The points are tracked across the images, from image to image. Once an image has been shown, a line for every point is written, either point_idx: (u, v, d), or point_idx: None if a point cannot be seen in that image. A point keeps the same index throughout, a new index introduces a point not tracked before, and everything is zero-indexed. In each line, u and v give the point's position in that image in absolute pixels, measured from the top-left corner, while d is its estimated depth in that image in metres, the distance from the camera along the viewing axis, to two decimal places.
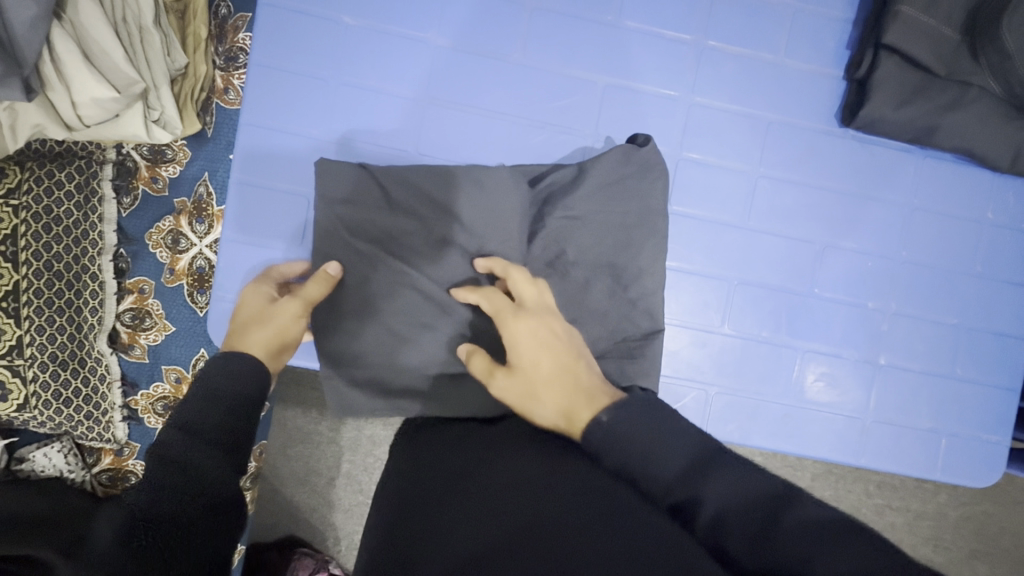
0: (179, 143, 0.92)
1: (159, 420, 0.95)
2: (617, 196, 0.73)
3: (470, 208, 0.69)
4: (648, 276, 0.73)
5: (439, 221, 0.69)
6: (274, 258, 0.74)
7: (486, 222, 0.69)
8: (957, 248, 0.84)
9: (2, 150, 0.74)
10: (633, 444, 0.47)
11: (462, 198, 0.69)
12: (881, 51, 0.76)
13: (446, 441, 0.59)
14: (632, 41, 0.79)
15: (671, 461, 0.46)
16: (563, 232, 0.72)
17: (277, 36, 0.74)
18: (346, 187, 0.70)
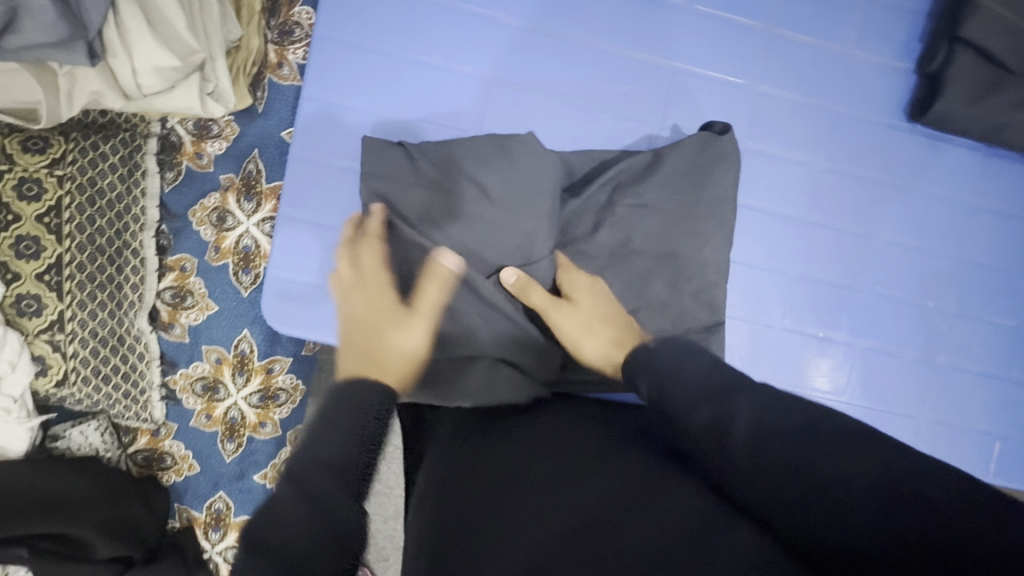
0: (226, 119, 0.90)
1: (197, 400, 0.93)
2: (683, 186, 0.72)
3: (504, 187, 0.67)
4: (713, 268, 0.72)
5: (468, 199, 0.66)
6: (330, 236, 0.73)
7: (521, 204, 0.66)
8: (1016, 250, 0.83)
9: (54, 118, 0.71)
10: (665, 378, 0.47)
11: (493, 176, 0.67)
12: (956, 45, 0.75)
13: (490, 432, 0.56)
14: (702, 26, 0.77)
15: (704, 383, 0.45)
16: (632, 220, 0.71)
17: (343, 7, 0.72)
18: (385, 165, 0.67)
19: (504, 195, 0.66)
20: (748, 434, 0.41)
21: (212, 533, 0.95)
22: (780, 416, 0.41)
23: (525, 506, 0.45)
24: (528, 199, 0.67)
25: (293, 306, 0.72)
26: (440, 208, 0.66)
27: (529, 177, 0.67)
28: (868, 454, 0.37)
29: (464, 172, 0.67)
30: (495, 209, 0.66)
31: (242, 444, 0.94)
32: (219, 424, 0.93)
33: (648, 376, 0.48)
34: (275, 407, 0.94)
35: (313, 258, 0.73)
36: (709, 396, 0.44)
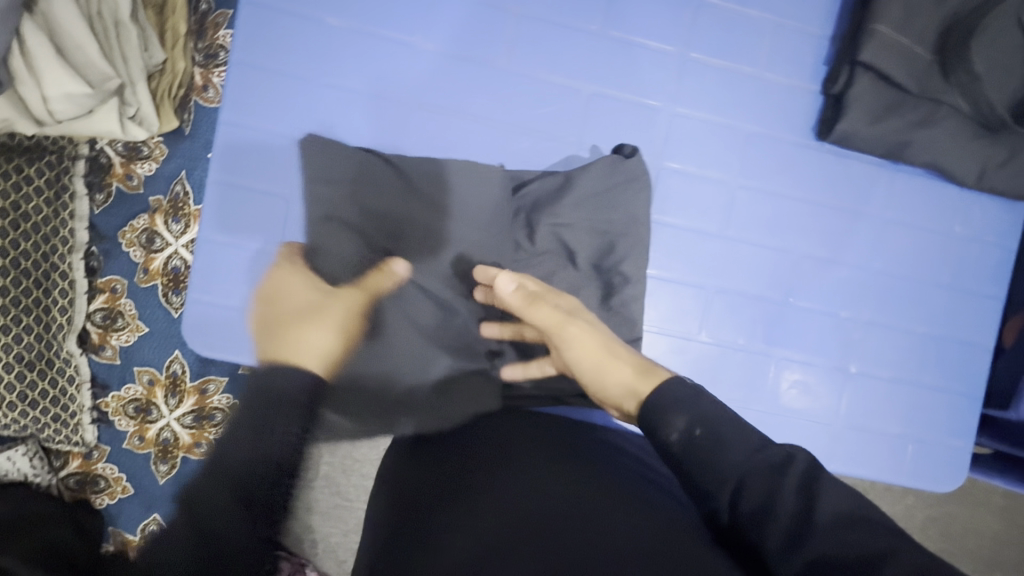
0: (156, 140, 0.90)
1: (130, 422, 0.92)
2: (599, 202, 0.75)
3: (466, 201, 0.73)
4: (629, 284, 0.74)
5: (436, 211, 0.72)
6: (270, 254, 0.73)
7: (479, 215, 0.73)
8: (927, 261, 0.86)
9: None
10: (708, 422, 0.51)
11: (457, 191, 0.73)
12: (857, 68, 0.78)
13: (457, 441, 0.61)
14: (617, 50, 0.79)
15: (743, 446, 0.49)
16: (553, 240, 0.75)
17: (258, 34, 0.73)
18: (328, 180, 0.71)
19: (467, 210, 0.73)
20: (756, 487, 0.47)
21: None
22: (772, 484, 0.47)
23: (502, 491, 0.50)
24: (488, 210, 0.73)
25: (216, 326, 0.73)
26: (408, 214, 0.72)
27: (483, 189, 0.73)
28: (841, 542, 0.42)
29: (433, 185, 0.73)
30: (459, 218, 0.72)
31: (175, 466, 0.93)
32: (151, 446, 0.92)
33: (688, 415, 0.51)
34: (210, 428, 0.93)
35: (232, 279, 0.73)
36: (739, 457, 0.48)
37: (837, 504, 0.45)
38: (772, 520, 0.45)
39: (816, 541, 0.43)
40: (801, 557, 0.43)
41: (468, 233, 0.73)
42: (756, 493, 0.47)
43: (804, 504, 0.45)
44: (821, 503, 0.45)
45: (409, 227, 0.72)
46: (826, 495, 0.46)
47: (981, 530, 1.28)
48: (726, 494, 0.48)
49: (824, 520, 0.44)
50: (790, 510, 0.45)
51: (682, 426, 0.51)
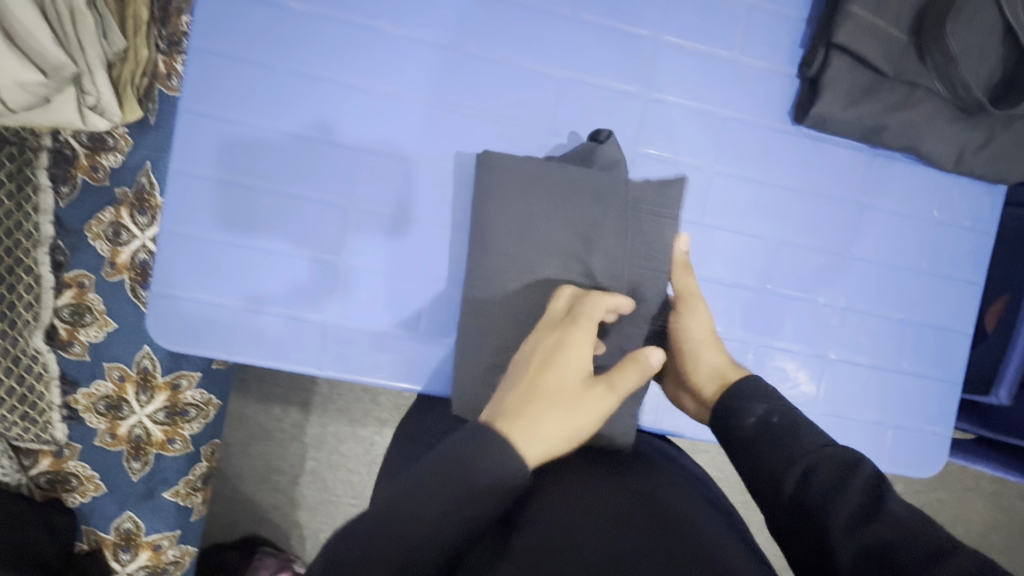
0: (121, 131, 0.88)
1: (100, 420, 0.90)
2: (609, 198, 0.72)
3: (579, 187, 0.73)
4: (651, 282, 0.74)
5: (564, 194, 0.73)
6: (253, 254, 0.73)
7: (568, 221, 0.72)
8: (905, 246, 0.85)
9: None
10: (781, 412, 0.57)
11: (570, 178, 0.73)
12: (832, 50, 0.76)
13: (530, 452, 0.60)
14: (590, 34, 0.78)
15: (814, 440, 0.54)
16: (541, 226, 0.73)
17: (219, 20, 0.71)
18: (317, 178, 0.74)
19: (541, 194, 0.72)
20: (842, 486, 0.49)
21: (122, 554, 0.94)
22: (839, 478, 0.49)
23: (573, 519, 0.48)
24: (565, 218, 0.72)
25: (180, 319, 0.72)
26: (498, 231, 0.71)
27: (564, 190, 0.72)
28: (922, 524, 0.44)
29: (545, 172, 0.73)
30: (542, 227, 0.72)
31: (149, 463, 0.92)
32: (123, 443, 0.91)
33: (765, 402, 0.58)
34: (183, 423, 0.93)
35: (197, 272, 0.73)
36: (808, 448, 0.52)
37: (903, 501, 0.47)
38: (837, 510, 0.47)
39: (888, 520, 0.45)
40: (887, 538, 0.44)
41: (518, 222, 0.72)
42: (837, 486, 0.49)
43: (883, 498, 0.47)
44: (888, 496, 0.47)
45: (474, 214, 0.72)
46: (891, 492, 0.48)
47: (971, 515, 1.28)
48: (791, 479, 0.51)
49: (895, 509, 0.46)
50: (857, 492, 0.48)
51: (760, 412, 0.58)
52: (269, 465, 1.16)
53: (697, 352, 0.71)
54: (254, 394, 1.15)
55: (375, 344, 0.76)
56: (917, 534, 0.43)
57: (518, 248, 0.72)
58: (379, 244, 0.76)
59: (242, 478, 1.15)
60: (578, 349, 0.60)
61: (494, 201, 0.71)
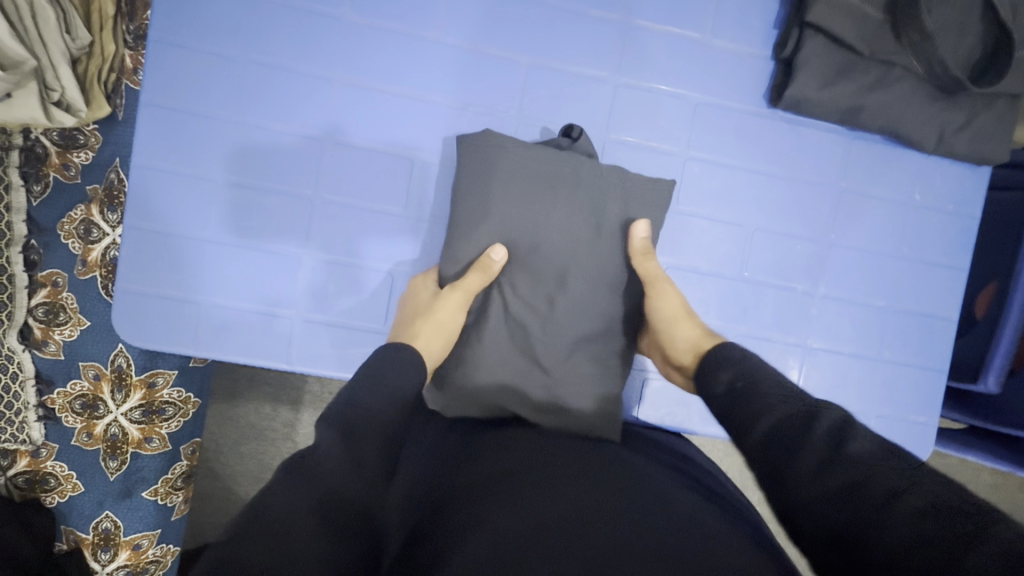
0: (91, 128, 0.88)
1: (77, 419, 0.90)
2: (594, 185, 0.72)
3: (554, 170, 0.71)
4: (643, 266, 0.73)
5: (540, 182, 0.71)
6: (239, 251, 0.73)
7: (555, 208, 0.71)
8: (887, 231, 0.83)
9: None
10: (747, 373, 0.55)
11: (551, 161, 0.71)
12: (805, 30, 0.75)
13: (500, 442, 0.59)
14: (558, 18, 0.77)
15: (780, 391, 0.51)
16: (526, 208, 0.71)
17: (179, 10, 0.71)
18: (295, 173, 0.74)
19: (516, 182, 0.71)
20: (812, 432, 0.45)
21: (101, 553, 0.93)
22: (802, 424, 0.47)
23: (538, 485, 0.49)
24: (553, 206, 0.71)
25: (170, 324, 0.72)
26: (489, 217, 0.71)
27: (552, 177, 0.71)
28: (879, 463, 0.42)
29: (526, 158, 0.71)
30: (532, 216, 0.71)
31: (126, 462, 0.91)
32: (100, 442, 0.90)
33: (735, 368, 0.56)
34: (161, 422, 0.92)
35: (161, 267, 0.72)
36: (775, 401, 0.50)
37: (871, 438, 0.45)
38: (801, 460, 0.44)
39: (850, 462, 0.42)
40: (842, 479, 0.41)
41: (500, 209, 0.71)
42: (798, 432, 0.46)
43: (840, 436, 0.45)
44: (855, 436, 0.45)
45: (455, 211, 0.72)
46: (862, 431, 0.45)
47: None
48: (758, 431, 0.48)
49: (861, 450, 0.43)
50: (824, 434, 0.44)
51: (728, 378, 0.56)
52: (258, 463, 1.15)
53: (671, 327, 0.68)
54: (237, 393, 1.14)
55: (350, 340, 0.75)
56: (877, 471, 0.41)
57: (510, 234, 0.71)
58: (361, 239, 0.75)
59: (227, 477, 1.15)
60: (669, 301, 0.69)
61: (484, 188, 0.70)
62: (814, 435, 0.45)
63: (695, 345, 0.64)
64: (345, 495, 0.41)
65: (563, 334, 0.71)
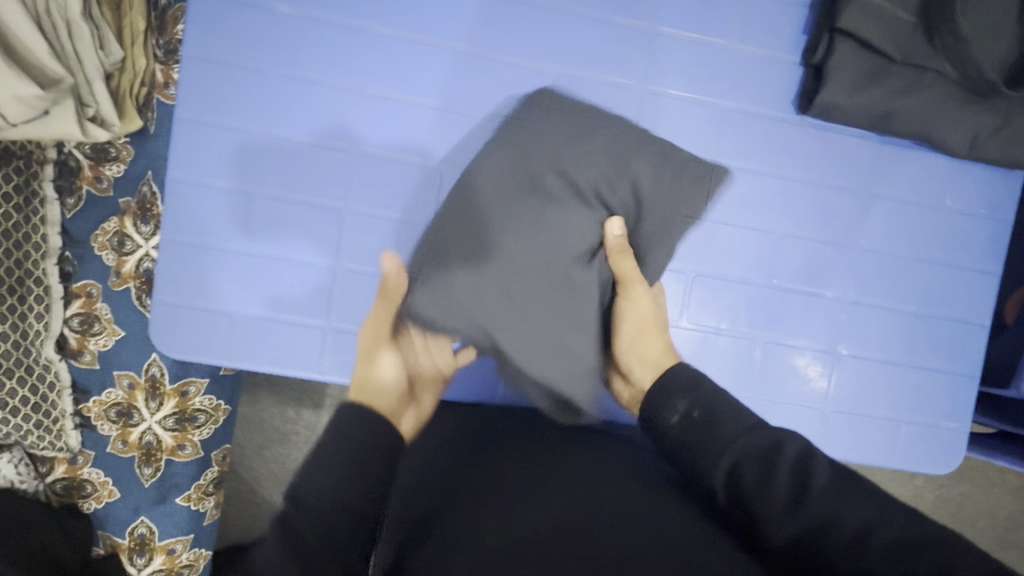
0: (122, 140, 0.89)
1: (112, 427, 0.92)
2: (624, 150, 0.76)
3: (581, 130, 0.76)
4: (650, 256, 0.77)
5: (568, 142, 0.76)
6: (270, 262, 0.74)
7: (576, 159, 0.75)
8: (916, 236, 0.82)
9: None
10: (705, 402, 0.59)
11: (582, 120, 0.76)
12: (836, 36, 0.74)
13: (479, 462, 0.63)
14: (584, 27, 0.76)
15: (738, 420, 0.57)
16: (551, 167, 0.75)
17: (210, 26, 0.72)
18: (324, 183, 0.74)
19: (542, 146, 0.75)
20: (778, 473, 0.52)
21: (137, 558, 0.95)
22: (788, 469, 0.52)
23: (534, 496, 0.54)
24: (580, 159, 0.75)
25: (204, 336, 0.73)
26: (510, 151, 0.75)
27: (581, 136, 0.76)
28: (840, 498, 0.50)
29: (555, 119, 0.76)
30: (551, 165, 0.75)
31: (160, 468, 0.93)
32: (134, 449, 0.92)
33: (689, 396, 0.60)
34: (194, 429, 0.94)
35: (195, 281, 0.73)
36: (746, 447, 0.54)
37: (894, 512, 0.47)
38: (772, 492, 0.51)
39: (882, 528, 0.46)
40: (804, 521, 0.49)
41: (524, 164, 0.75)
42: (759, 475, 0.52)
43: (801, 477, 0.52)
44: (815, 473, 0.52)
45: (480, 167, 0.75)
46: (816, 465, 0.53)
47: (995, 509, 1.25)
48: (721, 465, 0.54)
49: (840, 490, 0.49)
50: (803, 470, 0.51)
51: (682, 408, 0.60)
52: (282, 466, 1.17)
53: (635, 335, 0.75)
54: (263, 399, 1.15)
55: None
56: (835, 516, 0.48)
57: (529, 169, 0.75)
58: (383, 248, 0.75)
59: (253, 481, 1.17)
60: (642, 309, 0.75)
61: (516, 149, 0.75)
62: (776, 476, 0.52)
63: (656, 363, 0.73)
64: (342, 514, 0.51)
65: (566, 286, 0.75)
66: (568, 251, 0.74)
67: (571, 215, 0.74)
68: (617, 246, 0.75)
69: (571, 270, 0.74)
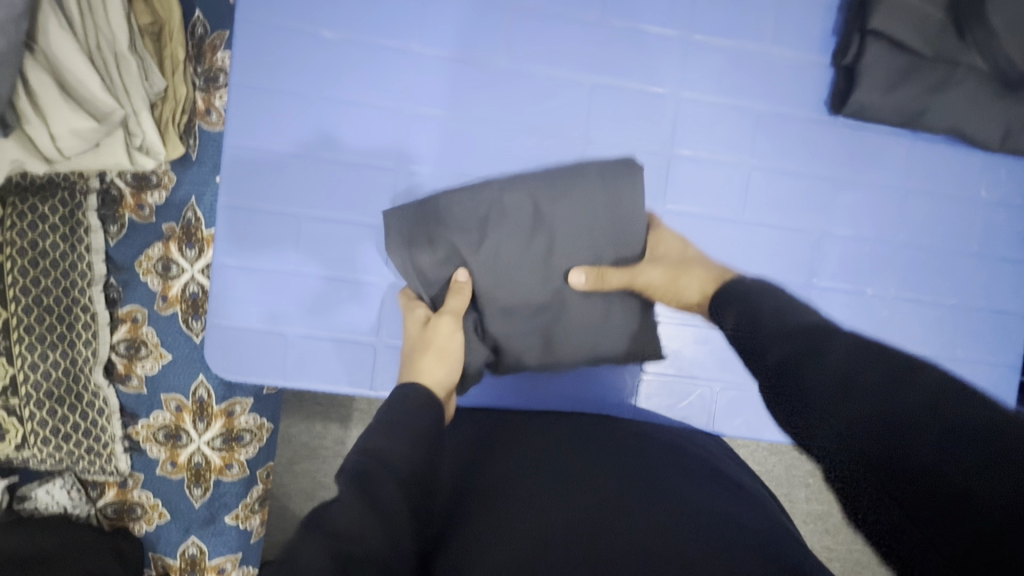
0: (163, 167, 0.90)
1: (161, 449, 0.93)
2: (613, 252, 0.78)
3: (610, 206, 0.77)
4: (583, 336, 0.79)
5: (591, 202, 0.77)
6: (323, 283, 0.76)
7: (573, 237, 0.77)
8: (951, 229, 0.83)
9: (46, 162, 0.73)
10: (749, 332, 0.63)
11: (612, 193, 0.78)
12: (867, 36, 0.75)
13: (512, 461, 0.66)
14: (619, 39, 0.78)
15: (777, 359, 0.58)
16: (559, 222, 0.77)
17: (256, 53, 0.73)
18: (371, 203, 0.76)
19: (568, 200, 0.77)
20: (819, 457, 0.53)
21: None
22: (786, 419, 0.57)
23: (556, 504, 0.57)
24: (578, 233, 0.77)
25: (260, 356, 0.75)
26: (543, 188, 0.77)
27: (600, 216, 0.77)
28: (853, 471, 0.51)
29: (596, 184, 0.77)
30: (552, 223, 0.77)
31: (209, 488, 0.94)
32: (183, 470, 0.94)
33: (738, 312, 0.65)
34: (240, 449, 0.95)
35: (249, 304, 0.75)
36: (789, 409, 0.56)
37: (880, 365, 0.52)
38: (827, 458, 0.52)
39: (857, 401, 0.49)
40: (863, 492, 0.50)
41: (542, 202, 0.77)
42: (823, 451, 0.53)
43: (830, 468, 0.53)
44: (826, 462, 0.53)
45: (504, 191, 0.76)
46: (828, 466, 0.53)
47: None
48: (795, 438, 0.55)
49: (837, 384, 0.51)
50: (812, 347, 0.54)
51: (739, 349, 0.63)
52: (318, 482, 1.17)
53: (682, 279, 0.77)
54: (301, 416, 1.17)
55: None
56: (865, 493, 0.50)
57: (541, 210, 0.77)
58: None
59: (293, 497, 1.17)
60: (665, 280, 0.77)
61: (557, 186, 0.77)
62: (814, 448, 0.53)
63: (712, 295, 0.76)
64: (404, 469, 0.53)
65: (507, 303, 0.77)
66: (497, 300, 0.77)
67: (527, 287, 0.77)
68: (594, 285, 0.77)
69: (495, 318, 0.77)
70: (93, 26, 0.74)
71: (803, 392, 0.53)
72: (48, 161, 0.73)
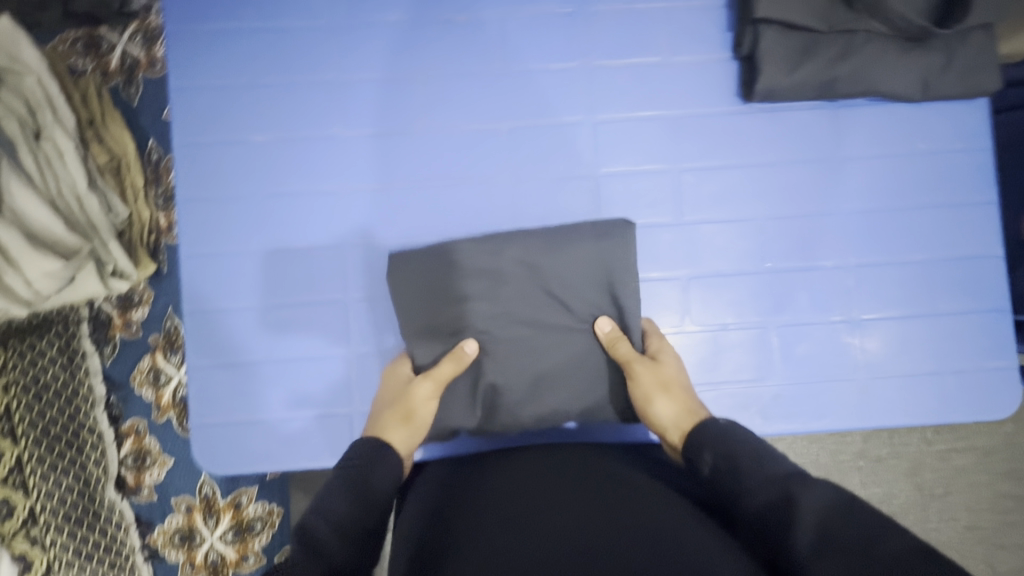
0: (142, 286, 0.98)
1: (179, 552, 0.96)
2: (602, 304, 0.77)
3: (605, 255, 0.76)
4: (576, 386, 0.77)
5: (587, 246, 0.76)
6: (290, 363, 0.79)
7: (565, 285, 0.76)
8: (900, 186, 0.82)
9: (21, 301, 0.78)
10: (727, 451, 0.59)
11: (603, 240, 0.76)
12: (758, 26, 0.78)
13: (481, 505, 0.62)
14: (525, 82, 0.82)
15: (760, 469, 0.55)
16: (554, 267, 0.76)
17: (197, 169, 0.80)
18: (324, 281, 0.80)
19: (565, 245, 0.76)
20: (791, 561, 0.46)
21: None
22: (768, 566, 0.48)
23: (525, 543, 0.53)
24: (569, 278, 0.76)
25: (243, 447, 0.78)
26: (537, 247, 0.76)
27: (596, 275, 0.76)
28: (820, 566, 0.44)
29: (586, 232, 0.76)
30: (545, 270, 0.76)
31: None
32: (202, 569, 0.96)
33: (715, 447, 0.60)
34: (253, 538, 0.96)
35: (225, 398, 0.79)
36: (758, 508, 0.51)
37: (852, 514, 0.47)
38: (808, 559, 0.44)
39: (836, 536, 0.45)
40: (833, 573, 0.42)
41: (539, 245, 0.76)
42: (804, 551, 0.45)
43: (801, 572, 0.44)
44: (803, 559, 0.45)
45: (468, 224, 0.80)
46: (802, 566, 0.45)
47: None
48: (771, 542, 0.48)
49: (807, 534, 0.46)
50: (801, 540, 0.46)
51: (710, 460, 0.60)
52: None
53: (651, 399, 0.72)
54: None
55: None
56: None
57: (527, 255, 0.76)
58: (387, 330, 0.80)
59: None
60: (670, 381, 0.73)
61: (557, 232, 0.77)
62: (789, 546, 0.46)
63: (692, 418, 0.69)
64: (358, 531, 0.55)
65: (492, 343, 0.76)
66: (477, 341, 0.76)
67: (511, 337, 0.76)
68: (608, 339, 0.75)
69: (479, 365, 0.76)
70: (53, 176, 0.83)
71: (785, 494, 0.50)
72: (22, 301, 0.78)
